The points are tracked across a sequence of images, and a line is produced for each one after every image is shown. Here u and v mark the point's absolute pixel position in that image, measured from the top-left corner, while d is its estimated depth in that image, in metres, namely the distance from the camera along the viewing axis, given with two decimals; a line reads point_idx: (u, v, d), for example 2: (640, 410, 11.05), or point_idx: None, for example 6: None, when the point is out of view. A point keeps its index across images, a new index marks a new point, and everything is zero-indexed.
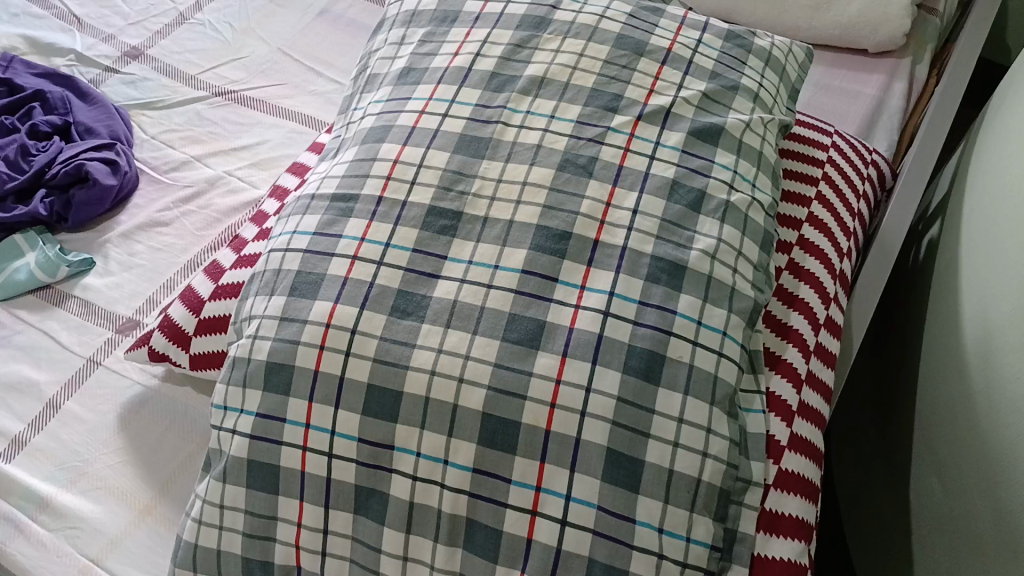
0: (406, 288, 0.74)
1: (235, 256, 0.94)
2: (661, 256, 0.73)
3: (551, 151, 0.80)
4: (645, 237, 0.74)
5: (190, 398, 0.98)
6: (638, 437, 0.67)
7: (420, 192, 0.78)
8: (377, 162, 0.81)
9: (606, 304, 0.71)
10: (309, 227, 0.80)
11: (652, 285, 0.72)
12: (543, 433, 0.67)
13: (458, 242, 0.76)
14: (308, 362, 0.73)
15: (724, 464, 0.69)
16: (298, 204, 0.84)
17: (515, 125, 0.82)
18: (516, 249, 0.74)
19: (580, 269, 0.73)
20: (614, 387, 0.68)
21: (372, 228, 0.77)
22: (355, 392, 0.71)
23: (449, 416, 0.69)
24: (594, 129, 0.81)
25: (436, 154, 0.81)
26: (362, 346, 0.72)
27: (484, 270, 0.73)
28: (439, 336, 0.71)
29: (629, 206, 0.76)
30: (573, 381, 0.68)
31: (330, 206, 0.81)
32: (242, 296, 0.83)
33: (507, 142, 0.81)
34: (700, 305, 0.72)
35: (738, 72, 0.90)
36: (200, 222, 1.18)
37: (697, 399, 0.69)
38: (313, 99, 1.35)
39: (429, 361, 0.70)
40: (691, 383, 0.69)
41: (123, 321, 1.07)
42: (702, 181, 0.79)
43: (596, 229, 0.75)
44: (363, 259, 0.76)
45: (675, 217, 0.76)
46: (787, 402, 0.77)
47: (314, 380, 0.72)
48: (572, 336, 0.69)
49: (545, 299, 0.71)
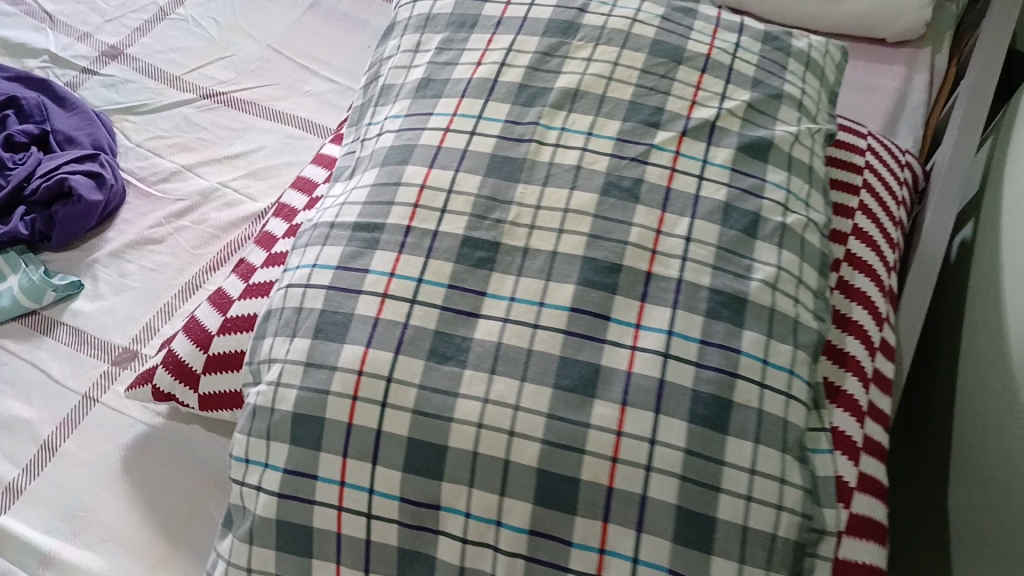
0: (444, 330, 0.68)
1: (243, 285, 0.87)
2: (719, 289, 0.69)
3: (592, 172, 0.73)
4: (701, 267, 0.69)
5: (199, 436, 0.91)
6: (706, 492, 0.64)
7: (452, 219, 0.72)
8: (402, 188, 0.74)
9: (665, 346, 0.66)
10: (330, 260, 0.73)
11: (713, 322, 0.68)
12: (606, 490, 0.64)
13: (497, 276, 0.70)
14: (341, 411, 0.67)
15: (798, 516, 0.65)
16: (316, 234, 0.77)
17: (551, 143, 0.75)
18: (564, 283, 0.69)
19: (634, 305, 0.68)
20: (681, 439, 0.64)
21: (402, 261, 0.71)
22: (394, 446, 0.66)
23: (501, 470, 0.64)
24: (636, 147, 0.75)
25: (467, 177, 0.74)
26: (401, 394, 0.66)
27: (530, 308, 0.68)
28: (483, 383, 0.66)
29: (681, 233, 0.71)
30: (635, 432, 0.64)
31: (353, 235, 0.74)
32: (258, 334, 0.76)
33: (543, 163, 0.75)
34: (762, 342, 0.68)
35: (780, 79, 0.84)
36: (195, 239, 1.10)
37: (769, 448, 0.65)
38: (308, 101, 1.27)
39: (474, 413, 0.65)
40: (761, 430, 0.66)
41: (119, 351, 1.00)
42: (756, 202, 0.74)
43: (648, 261, 0.69)
44: (394, 297, 0.70)
45: (731, 245, 0.71)
46: (852, 439, 0.74)
47: (348, 434, 0.67)
48: (631, 382, 0.65)
49: (597, 339, 0.67)
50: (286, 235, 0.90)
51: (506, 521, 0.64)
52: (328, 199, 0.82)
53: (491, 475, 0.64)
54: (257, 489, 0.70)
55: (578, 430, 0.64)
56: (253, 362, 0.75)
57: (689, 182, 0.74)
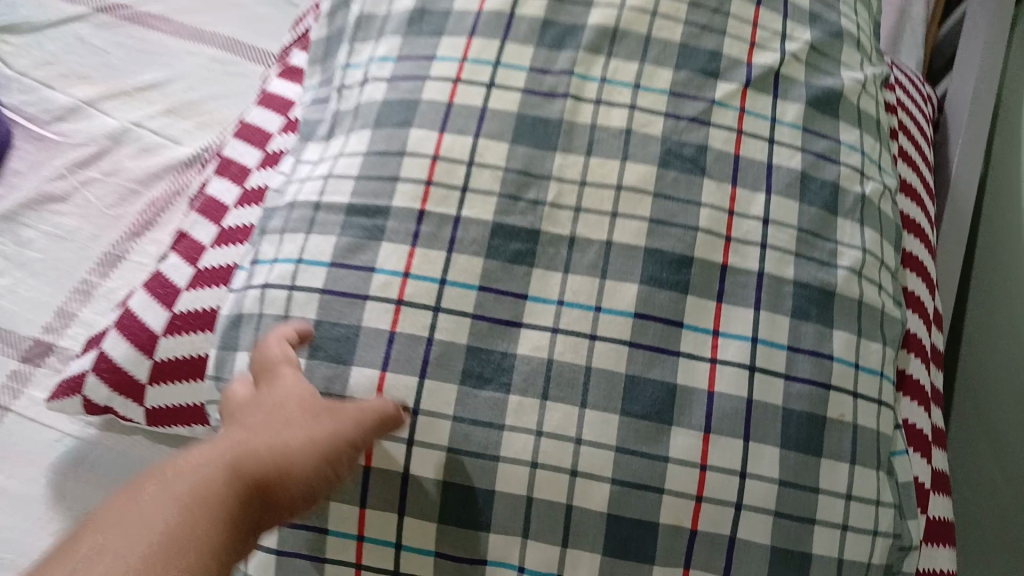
0: (478, 345, 0.54)
1: (192, 271, 0.69)
2: (804, 281, 0.58)
3: (645, 137, 0.60)
4: (784, 256, 0.58)
5: (147, 449, 0.76)
6: (797, 528, 0.54)
7: (479, 200, 0.57)
8: (408, 159, 0.59)
9: (747, 357, 0.55)
10: (322, 256, 0.57)
11: (801, 323, 0.57)
12: (688, 535, 0.53)
13: (539, 273, 0.56)
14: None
15: (891, 539, 0.57)
16: (295, 216, 0.60)
17: (591, 99, 0.61)
18: (625, 282, 0.56)
19: (709, 305, 0.56)
20: (775, 469, 0.54)
21: (417, 258, 0.56)
22: (426, 491, 0.53)
23: (562, 517, 0.53)
24: (694, 104, 0.62)
25: (490, 145, 0.59)
26: (433, 427, 0.53)
27: (585, 314, 0.55)
28: (536, 413, 0.53)
29: (757, 214, 0.59)
30: (721, 465, 0.53)
31: (349, 219, 0.58)
32: (220, 345, 0.60)
33: (583, 126, 0.60)
34: (853, 342, 0.58)
35: (838, 12, 0.71)
36: (115, 199, 0.91)
37: (865, 468, 0.56)
38: (233, 12, 1.08)
39: (526, 449, 0.53)
40: (857, 449, 0.56)
41: (31, 344, 0.81)
42: (833, 170, 0.62)
43: (723, 251, 0.57)
44: (413, 304, 0.55)
45: (813, 224, 0.60)
46: (924, 434, 0.64)
47: (366, 478, 0.54)
48: (713, 404, 0.54)
49: (670, 351, 0.55)
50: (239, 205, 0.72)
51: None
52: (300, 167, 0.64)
53: (548, 523, 0.53)
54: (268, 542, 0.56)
55: (653, 464, 0.53)
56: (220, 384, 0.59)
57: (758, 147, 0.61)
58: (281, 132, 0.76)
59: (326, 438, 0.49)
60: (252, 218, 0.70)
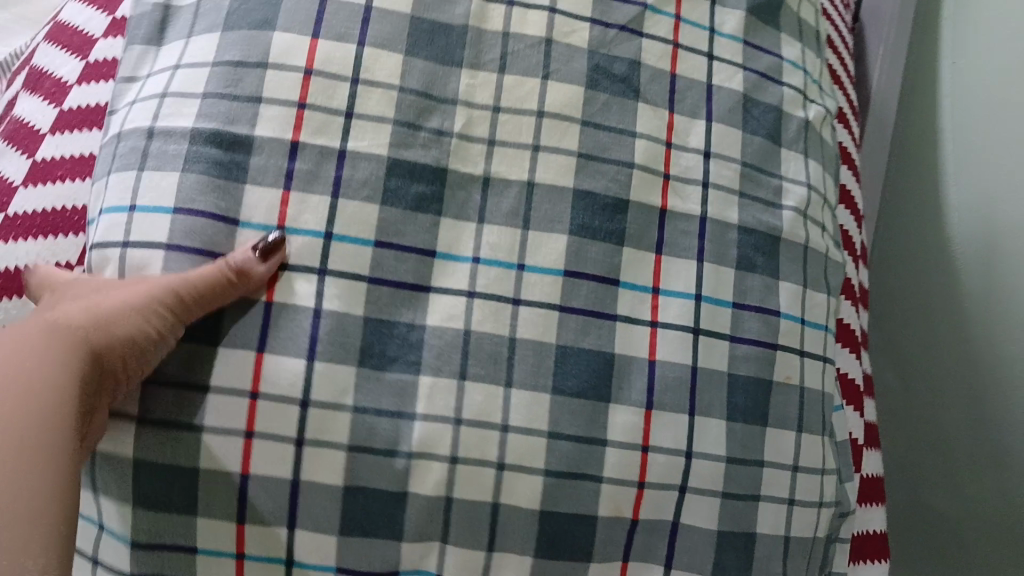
0: (377, 315, 0.43)
1: (4, 219, 0.51)
2: (750, 227, 0.51)
3: (570, 50, 0.49)
4: (728, 196, 0.50)
5: None
6: (743, 506, 0.48)
7: (368, 127, 0.45)
8: (272, 72, 0.45)
9: (691, 319, 0.48)
10: (158, 199, 0.43)
11: (748, 275, 0.50)
12: (628, 524, 0.47)
13: (449, 222, 0.45)
14: (229, 458, 0.42)
15: (832, 506, 0.53)
16: (120, 149, 0.45)
17: (500, 1, 0.49)
18: (550, 232, 0.46)
19: (649, 258, 0.48)
20: (722, 443, 0.48)
21: (293, 205, 0.43)
22: (320, 497, 0.42)
23: (489, 518, 0.44)
24: (623, 10, 0.51)
25: (379, 55, 0.46)
26: (324, 424, 0.42)
27: (504, 273, 0.45)
28: (450, 398, 0.43)
29: (698, 146, 0.50)
30: (665, 444, 0.47)
31: (193, 147, 0.43)
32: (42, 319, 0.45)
33: (493, 35, 0.48)
34: (800, 295, 0.52)
35: None
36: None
37: (811, 434, 0.51)
38: None
39: (444, 443, 0.43)
40: (803, 414, 0.51)
41: None
42: (775, 92, 0.54)
43: (663, 192, 0.49)
44: (292, 268, 0.43)
45: (759, 159, 0.52)
46: (858, 386, 0.60)
47: (244, 490, 0.42)
48: (656, 374, 0.47)
49: (605, 315, 0.47)
50: (59, 129, 0.54)
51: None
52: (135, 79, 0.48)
53: (468, 526, 0.44)
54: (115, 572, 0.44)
55: (588, 449, 0.45)
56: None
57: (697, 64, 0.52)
58: (105, 35, 0.59)
59: (153, 283, 0.42)
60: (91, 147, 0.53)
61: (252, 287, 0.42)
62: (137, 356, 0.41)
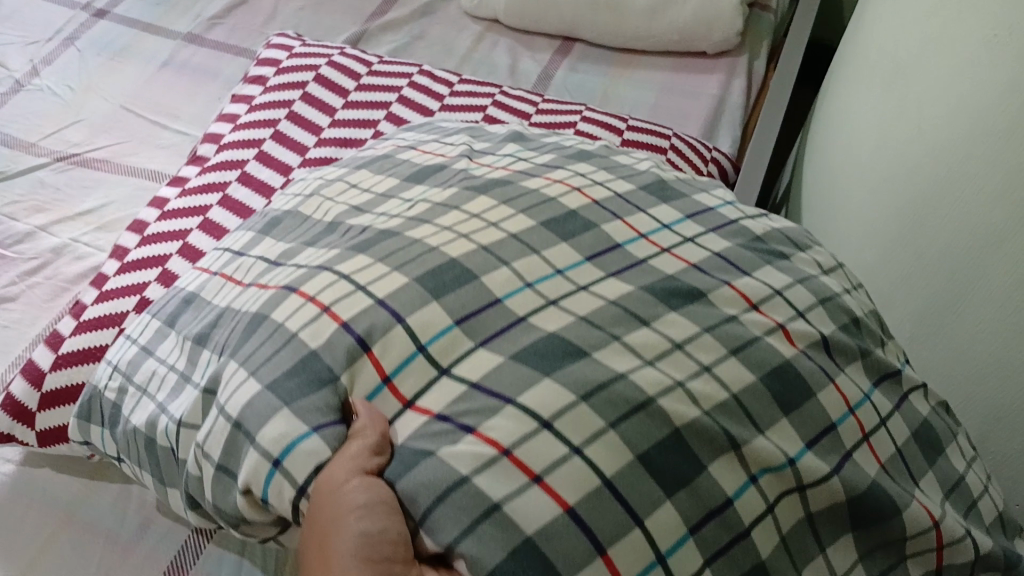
0: (585, 261, 0.46)
1: (97, 300, 0.61)
2: (843, 330, 0.46)
3: (498, 156, 0.59)
4: (734, 242, 0.49)
5: (23, 490, 0.58)
6: (940, 426, 0.45)
7: (369, 200, 0.55)
8: (360, 212, 0.54)
9: (831, 460, 0.40)
10: (275, 446, 0.39)
11: (780, 270, 0.48)
12: (881, 468, 0.41)
13: (610, 220, 0.49)
14: (538, 516, 0.34)
15: (977, 518, 0.43)
16: (241, 322, 0.46)
17: (477, 142, 0.63)
18: (589, 263, 0.46)
19: (735, 294, 0.45)
20: (896, 432, 0.43)
21: (422, 313, 0.42)
22: (558, 468, 0.35)
23: (885, 568, 0.40)
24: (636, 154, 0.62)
25: (438, 153, 0.61)
26: (648, 503, 0.35)
27: (680, 394, 0.39)
28: (753, 492, 0.37)
29: (748, 217, 0.52)
30: (899, 429, 0.44)
31: (269, 389, 0.41)
32: (119, 419, 0.52)
33: (491, 146, 0.62)
34: (821, 330, 0.44)
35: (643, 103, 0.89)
36: (44, 293, 0.69)
37: (929, 482, 0.43)
38: (18, 35, 0.95)
39: (682, 369, 0.40)
40: (930, 450, 0.44)
41: None
42: (756, 214, 0.53)
43: (679, 258, 0.47)
44: (420, 394, 0.40)
45: (799, 273, 0.48)
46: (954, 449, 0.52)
47: (583, 527, 0.34)
48: (830, 356, 0.44)
49: (739, 266, 0.47)
50: (146, 243, 0.66)
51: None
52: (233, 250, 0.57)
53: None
54: (221, 546, 0.54)
55: (894, 500, 0.39)
56: (163, 479, 0.49)
57: (600, 155, 0.59)
58: (201, 173, 0.72)
59: (341, 482, 0.37)
60: (170, 249, 0.65)
61: (368, 433, 0.38)
62: (374, 556, 0.35)
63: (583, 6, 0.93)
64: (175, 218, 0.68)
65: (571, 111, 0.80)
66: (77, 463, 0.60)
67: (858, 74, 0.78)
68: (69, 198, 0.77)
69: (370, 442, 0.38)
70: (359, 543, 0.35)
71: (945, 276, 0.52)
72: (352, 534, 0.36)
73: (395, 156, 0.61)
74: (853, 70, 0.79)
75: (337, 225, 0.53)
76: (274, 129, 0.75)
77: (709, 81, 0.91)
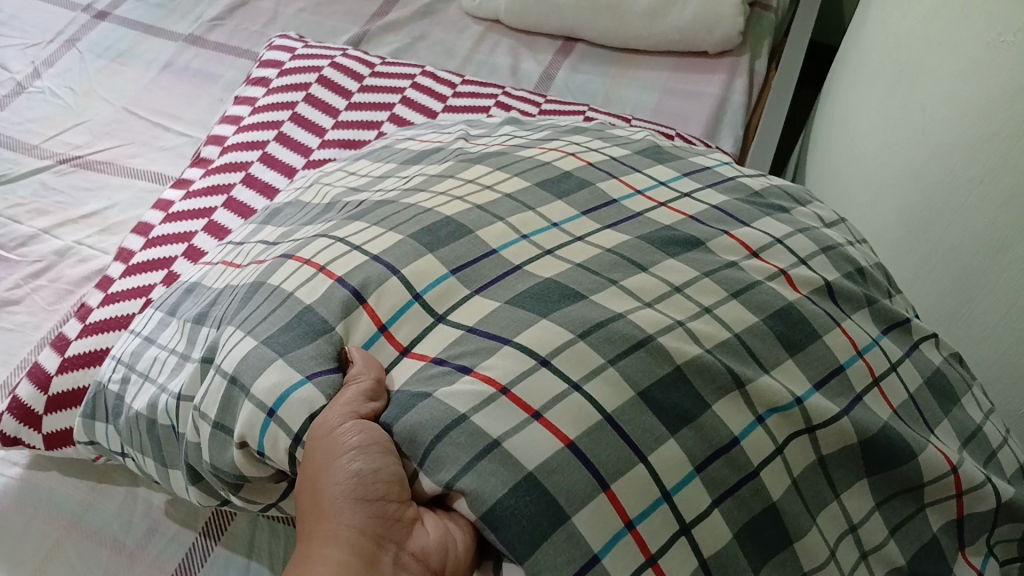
0: (584, 217, 0.46)
1: (102, 304, 0.60)
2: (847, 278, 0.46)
3: (495, 135, 0.59)
4: (734, 201, 0.49)
5: (28, 492, 0.57)
6: (953, 375, 0.44)
7: (366, 181, 0.54)
8: (358, 189, 0.53)
9: (839, 402, 0.39)
10: (269, 397, 0.38)
11: (783, 225, 0.48)
12: (893, 413, 0.40)
13: (606, 180, 0.50)
14: (540, 449, 0.33)
15: (997, 469, 0.42)
16: (240, 293, 0.45)
17: (476, 126, 0.63)
18: (584, 217, 0.46)
19: (734, 242, 0.45)
20: (909, 379, 0.43)
21: (419, 267, 0.42)
22: (558, 401, 0.35)
23: (904, 516, 0.39)
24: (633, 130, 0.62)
25: (435, 139, 0.61)
26: (651, 439, 0.35)
27: (680, 332, 0.39)
28: (760, 432, 0.37)
29: (749, 182, 0.52)
30: (910, 376, 0.43)
31: (266, 343, 0.40)
32: (119, 409, 0.50)
33: (488, 130, 0.62)
34: (824, 280, 0.44)
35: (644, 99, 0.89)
36: (49, 296, 0.68)
37: (944, 430, 0.42)
38: (21, 42, 0.96)
39: (685, 310, 0.40)
40: (946, 400, 0.43)
41: None
42: (755, 178, 0.53)
43: (676, 211, 0.47)
44: (417, 341, 0.40)
45: (799, 224, 0.49)
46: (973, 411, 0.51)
47: (584, 460, 0.33)
48: (835, 304, 0.44)
49: (738, 218, 0.47)
50: (152, 246, 0.65)
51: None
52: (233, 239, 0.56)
53: (916, 543, 0.39)
54: (228, 549, 0.52)
55: (910, 443, 0.38)
56: (165, 462, 0.47)
57: (596, 130, 0.59)
58: (204, 176, 0.71)
59: (335, 430, 0.35)
60: (176, 251, 0.64)
61: (362, 379, 0.37)
62: (370, 496, 0.33)
63: (584, 9, 0.92)
64: (179, 220, 0.67)
65: (576, 112, 0.79)
66: (83, 465, 0.58)
67: (862, 59, 0.77)
68: (72, 199, 0.77)
69: (364, 387, 0.37)
70: (354, 483, 0.34)
71: (948, 232, 0.51)
72: (347, 474, 0.34)
73: (394, 146, 0.61)
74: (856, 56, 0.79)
75: (334, 204, 0.52)
76: (277, 131, 0.74)
77: (711, 81, 0.89)
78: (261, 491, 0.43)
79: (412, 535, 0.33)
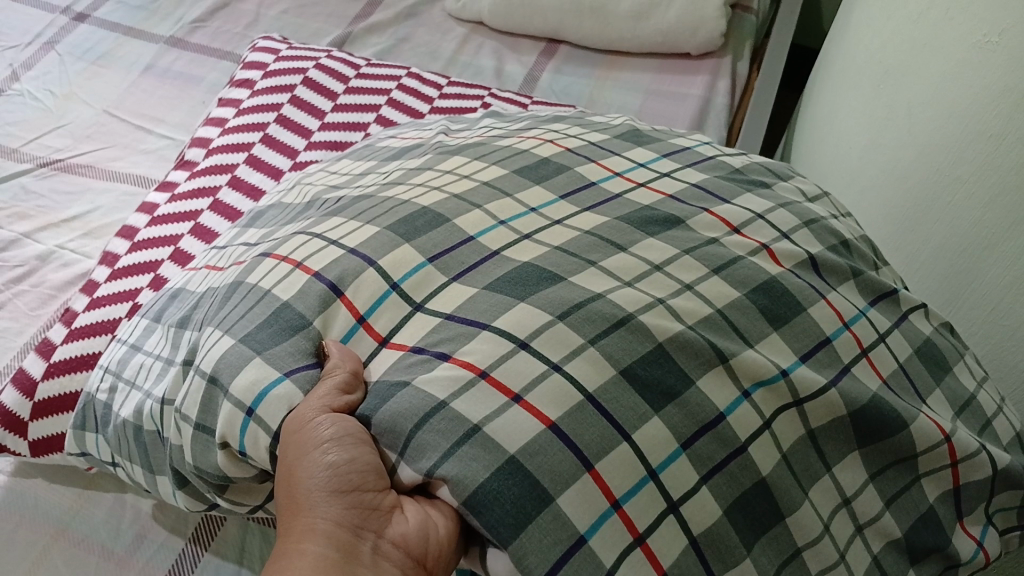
0: (565, 203, 0.46)
1: (89, 307, 0.59)
2: (831, 251, 0.46)
3: (475, 129, 0.59)
4: (718, 181, 0.49)
5: (15, 501, 0.56)
6: (943, 346, 0.45)
7: (347, 179, 0.54)
8: (341, 187, 0.53)
9: (826, 374, 0.40)
10: (247, 395, 0.37)
11: (769, 205, 0.48)
12: (882, 385, 0.41)
13: (586, 165, 0.50)
14: (521, 432, 0.33)
15: (992, 438, 0.43)
16: (222, 292, 0.44)
17: (461, 122, 0.63)
18: (563, 201, 0.46)
19: (714, 220, 0.45)
20: (899, 352, 0.43)
21: (397, 255, 0.42)
22: (543, 383, 0.35)
23: (899, 488, 0.39)
24: (611, 116, 0.61)
25: (417, 136, 0.60)
26: (636, 417, 0.35)
27: (661, 310, 0.39)
28: (746, 407, 0.37)
29: (729, 162, 0.52)
30: (898, 350, 0.43)
31: (243, 341, 0.39)
32: (107, 417, 0.49)
33: (468, 124, 0.62)
34: (809, 258, 0.44)
35: (628, 99, 0.89)
36: (31, 301, 0.67)
37: (937, 402, 0.42)
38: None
39: (665, 290, 0.40)
40: (937, 373, 0.43)
41: None
42: (737, 159, 0.53)
43: (655, 192, 0.47)
44: (396, 330, 0.40)
45: (782, 200, 0.49)
46: None
47: (566, 438, 0.33)
48: (821, 281, 0.44)
49: (720, 198, 0.48)
50: (137, 249, 0.64)
51: (957, 550, 0.39)
52: (218, 241, 0.55)
53: (913, 514, 0.39)
54: (219, 555, 0.51)
55: (900, 413, 0.39)
56: (152, 469, 0.46)
57: (576, 118, 0.59)
58: (190, 177, 0.70)
59: (311, 421, 0.35)
60: (163, 254, 0.63)
61: (337, 372, 0.37)
62: (344, 486, 0.33)
63: (568, 11, 0.93)
64: (165, 222, 0.66)
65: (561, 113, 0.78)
66: (72, 472, 0.57)
67: (850, 54, 0.78)
68: (54, 201, 0.76)
69: (338, 377, 0.37)
70: (328, 475, 0.33)
71: (936, 222, 0.52)
72: (320, 467, 0.34)
73: (376, 144, 0.61)
74: (843, 52, 0.80)
75: (315, 201, 0.52)
76: (261, 132, 0.74)
77: (694, 82, 0.90)
78: (247, 492, 0.42)
79: (391, 523, 0.33)
